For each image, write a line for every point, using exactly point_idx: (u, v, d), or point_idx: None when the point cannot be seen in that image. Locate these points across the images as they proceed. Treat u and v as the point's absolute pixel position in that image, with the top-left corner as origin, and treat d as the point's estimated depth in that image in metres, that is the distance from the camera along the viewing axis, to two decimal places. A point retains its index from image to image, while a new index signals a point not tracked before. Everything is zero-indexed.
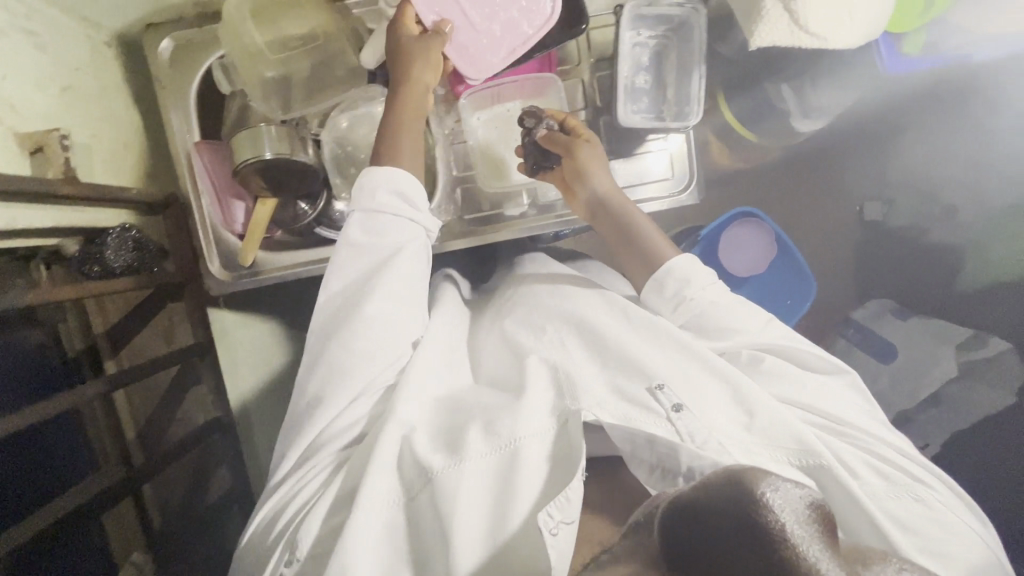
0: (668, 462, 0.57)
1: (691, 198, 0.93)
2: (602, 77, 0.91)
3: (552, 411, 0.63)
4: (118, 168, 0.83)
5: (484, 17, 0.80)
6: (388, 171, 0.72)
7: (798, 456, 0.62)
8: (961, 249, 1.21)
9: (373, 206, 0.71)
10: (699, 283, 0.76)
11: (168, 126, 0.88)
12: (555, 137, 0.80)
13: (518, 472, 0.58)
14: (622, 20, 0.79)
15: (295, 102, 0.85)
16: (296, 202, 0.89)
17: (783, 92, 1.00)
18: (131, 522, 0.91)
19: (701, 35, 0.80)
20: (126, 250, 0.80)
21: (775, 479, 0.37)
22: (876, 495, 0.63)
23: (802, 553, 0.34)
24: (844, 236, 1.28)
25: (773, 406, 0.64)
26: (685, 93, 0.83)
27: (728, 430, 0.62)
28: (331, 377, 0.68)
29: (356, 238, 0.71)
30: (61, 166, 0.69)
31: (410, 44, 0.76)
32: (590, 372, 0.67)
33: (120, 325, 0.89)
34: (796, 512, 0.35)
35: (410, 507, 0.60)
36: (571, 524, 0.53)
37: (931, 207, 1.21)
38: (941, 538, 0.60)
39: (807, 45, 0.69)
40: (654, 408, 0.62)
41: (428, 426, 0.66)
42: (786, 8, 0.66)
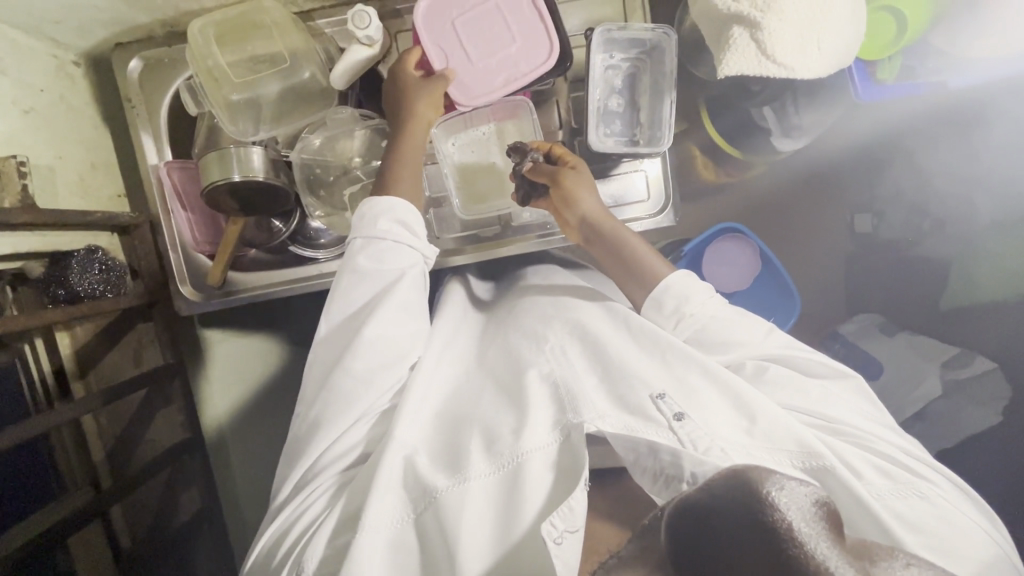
0: (672, 471, 0.56)
1: (668, 219, 0.92)
2: (578, 97, 0.90)
3: (553, 425, 0.62)
4: (82, 189, 0.82)
5: (482, 53, 0.80)
6: (388, 199, 0.72)
7: (802, 459, 0.59)
8: (948, 264, 1.18)
9: (372, 234, 0.71)
10: (698, 298, 0.74)
11: (137, 146, 0.87)
12: (545, 169, 0.80)
13: (523, 483, 0.59)
14: (592, 44, 0.78)
15: (264, 122, 0.84)
16: (270, 219, 0.88)
17: (764, 114, 0.99)
18: (99, 543, 0.84)
19: (672, 58, 0.79)
20: (91, 273, 0.80)
21: (781, 482, 0.50)
22: (881, 495, 0.60)
23: (812, 549, 0.45)
24: (833, 249, 1.27)
25: (776, 412, 0.63)
26: (658, 117, 0.82)
27: (728, 435, 0.60)
28: (330, 403, 0.66)
29: (364, 264, 0.70)
30: (19, 193, 0.68)
31: (414, 83, 0.78)
32: (593, 387, 0.65)
33: (89, 347, 0.86)
34: (801, 508, 0.48)
35: (417, 523, 0.60)
36: (576, 532, 0.54)
37: (920, 220, 1.18)
38: (950, 538, 0.58)
39: (773, 75, 0.67)
40: (654, 417, 0.60)
41: (430, 447, 0.65)
42: (753, 37, 0.65)
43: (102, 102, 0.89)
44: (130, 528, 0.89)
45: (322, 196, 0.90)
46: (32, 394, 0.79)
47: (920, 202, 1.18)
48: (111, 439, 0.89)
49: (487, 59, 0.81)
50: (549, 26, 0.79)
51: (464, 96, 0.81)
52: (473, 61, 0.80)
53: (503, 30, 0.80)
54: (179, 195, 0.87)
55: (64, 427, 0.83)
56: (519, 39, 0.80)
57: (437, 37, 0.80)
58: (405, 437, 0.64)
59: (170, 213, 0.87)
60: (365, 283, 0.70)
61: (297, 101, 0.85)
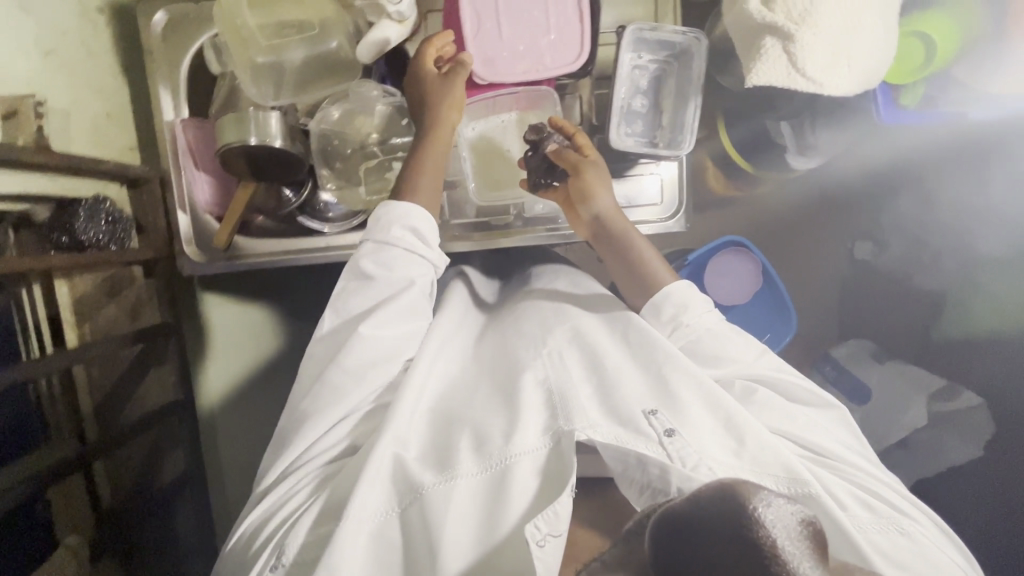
0: (659, 484, 0.58)
1: (679, 225, 0.92)
2: (602, 95, 0.90)
3: (546, 430, 0.63)
4: (96, 137, 0.81)
5: (514, 33, 0.80)
6: (402, 205, 0.71)
7: (787, 484, 0.60)
8: (941, 298, 1.17)
9: (385, 240, 0.70)
10: (696, 310, 0.75)
11: (155, 100, 0.86)
12: (570, 156, 0.79)
13: (509, 486, 0.59)
14: (624, 42, 0.78)
15: (285, 89, 0.84)
16: (281, 188, 0.89)
17: (781, 130, 1.00)
18: (79, 500, 0.82)
19: (701, 63, 0.80)
20: (98, 222, 0.78)
21: (768, 497, 0.42)
22: (860, 527, 0.62)
23: (791, 566, 0.39)
24: (829, 270, 1.28)
25: (766, 435, 0.63)
26: (680, 121, 0.83)
27: (717, 456, 0.61)
28: (322, 396, 0.67)
29: (370, 269, 0.69)
30: (32, 132, 0.67)
31: (433, 83, 0.77)
32: (587, 397, 0.66)
33: (87, 295, 0.85)
34: (786, 527, 0.41)
35: (401, 518, 0.60)
36: (559, 537, 0.55)
37: (919, 255, 1.18)
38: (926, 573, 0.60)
39: (801, 89, 0.67)
40: (645, 431, 0.61)
41: (422, 442, 0.66)
42: (785, 46, 0.65)
43: (123, 52, 0.88)
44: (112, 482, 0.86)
45: (337, 168, 0.90)
46: (21, 339, 0.78)
47: (921, 236, 1.18)
48: (101, 391, 0.87)
49: (517, 40, 0.80)
50: (587, 29, 0.79)
51: (482, 67, 0.81)
52: (503, 40, 0.80)
53: (542, 15, 0.79)
54: (192, 153, 0.86)
55: (53, 376, 0.82)
56: (554, 33, 0.80)
57: (474, 6, 0.79)
58: (399, 427, 0.65)
59: (181, 170, 0.86)
60: (375, 291, 0.69)
61: (322, 71, 0.85)
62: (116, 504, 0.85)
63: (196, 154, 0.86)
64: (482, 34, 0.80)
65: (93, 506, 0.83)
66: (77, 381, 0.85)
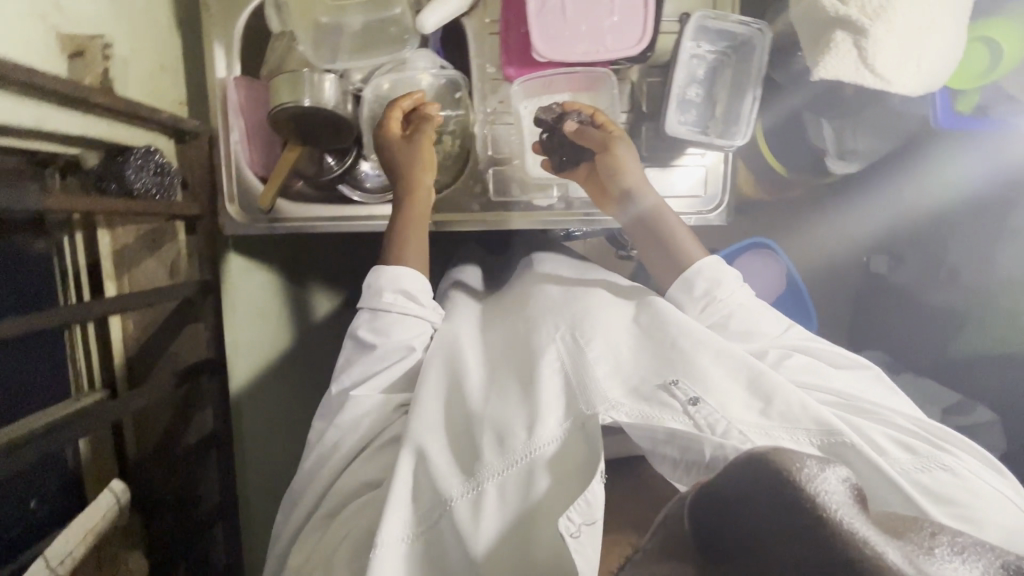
0: (691, 455, 0.57)
1: (720, 218, 0.94)
2: (651, 84, 0.89)
3: (567, 418, 0.61)
4: (151, 87, 0.80)
5: (577, 15, 0.81)
6: (395, 269, 0.76)
7: (820, 437, 0.59)
8: (962, 314, 1.11)
9: (379, 305, 0.75)
10: (729, 285, 0.77)
11: (209, 54, 0.85)
12: (591, 133, 0.81)
13: (536, 481, 0.57)
14: (688, 29, 0.80)
15: (342, 52, 0.84)
16: (324, 155, 0.88)
17: (823, 130, 1.00)
18: (107, 450, 0.85)
19: (762, 56, 0.82)
20: (147, 172, 0.76)
21: (812, 463, 0.35)
22: (903, 471, 0.59)
23: (853, 534, 0.32)
24: (843, 279, 1.34)
25: (792, 391, 0.62)
26: (735, 113, 0.84)
27: (742, 415, 0.60)
28: (330, 457, 0.71)
29: (366, 336, 0.74)
30: (99, 74, 0.69)
31: (396, 149, 0.81)
32: (608, 374, 0.65)
33: (128, 248, 0.84)
34: (838, 495, 0.34)
35: (427, 534, 0.58)
36: (593, 526, 0.52)
37: (935, 271, 1.15)
38: (979, 508, 0.55)
39: (867, 86, 0.70)
40: (670, 403, 0.60)
41: (443, 442, 0.63)
42: (857, 42, 0.67)
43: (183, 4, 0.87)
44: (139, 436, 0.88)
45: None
46: (61, 285, 0.78)
47: (937, 256, 1.15)
48: (133, 347, 0.86)
49: (579, 22, 0.81)
50: (650, 15, 0.80)
51: (543, 43, 0.80)
52: (567, 20, 0.81)
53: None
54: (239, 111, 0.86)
55: (87, 324, 0.82)
56: (616, 16, 0.81)
57: None
58: (420, 433, 0.64)
59: (227, 125, 0.86)
60: (372, 354, 0.73)
61: (378, 39, 0.85)
62: (143, 459, 0.87)
63: (246, 113, 0.86)
64: (547, 10, 0.80)
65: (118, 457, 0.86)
66: (112, 333, 0.84)
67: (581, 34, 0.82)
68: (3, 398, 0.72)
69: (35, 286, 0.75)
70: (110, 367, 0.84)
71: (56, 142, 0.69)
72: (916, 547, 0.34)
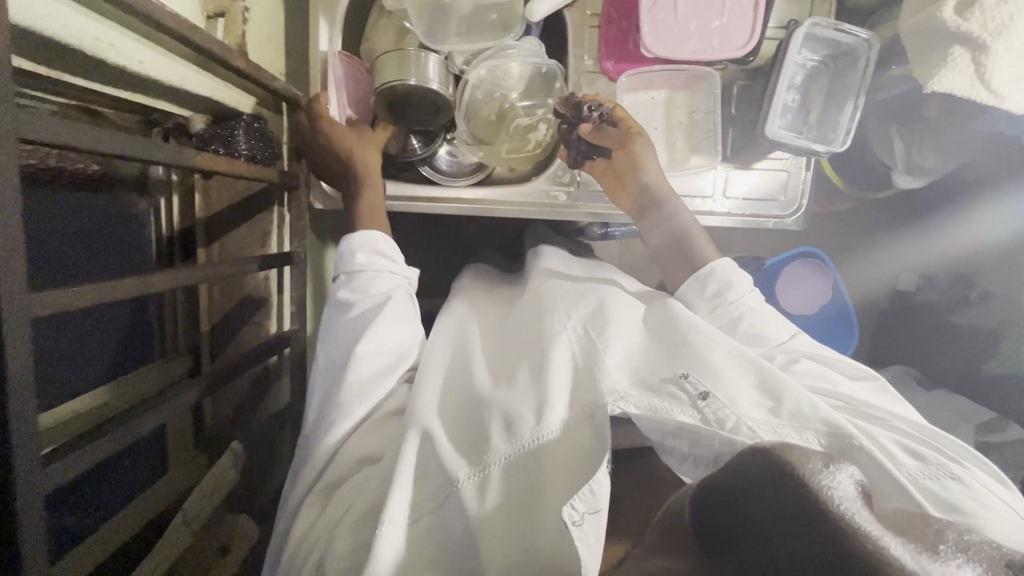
0: (700, 452, 0.50)
1: (795, 223, 0.93)
2: (743, 87, 0.90)
3: (574, 405, 0.54)
4: (263, 56, 0.84)
5: (686, 12, 0.81)
6: (364, 233, 0.72)
7: (827, 438, 0.49)
8: (993, 337, 1.06)
9: (353, 267, 0.71)
10: (741, 288, 0.74)
11: (314, 26, 0.87)
12: (609, 131, 0.80)
13: (542, 469, 0.50)
14: (798, 34, 0.81)
15: (448, 35, 0.86)
16: (410, 136, 0.91)
17: (893, 145, 0.98)
18: (186, 427, 0.90)
19: (866, 66, 0.83)
20: (253, 138, 0.79)
21: (824, 461, 0.31)
22: (912, 478, 0.50)
23: (865, 532, 0.28)
24: (872, 299, 1.34)
25: (804, 391, 0.53)
26: (832, 120, 0.87)
27: (748, 411, 0.51)
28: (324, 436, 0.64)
29: (344, 296, 0.69)
30: (236, 36, 0.73)
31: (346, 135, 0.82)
32: (618, 362, 0.57)
33: (221, 214, 0.88)
34: (850, 494, 0.30)
35: (434, 516, 0.52)
36: (597, 515, 0.46)
37: (965, 291, 1.11)
38: (993, 519, 0.46)
39: (980, 100, 0.70)
40: (677, 395, 0.53)
41: (449, 427, 0.57)
42: (973, 60, 0.68)
43: None
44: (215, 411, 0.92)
45: (489, 122, 0.90)
46: (153, 247, 0.83)
47: (965, 272, 1.12)
48: (218, 314, 0.91)
49: (690, 19, 0.82)
50: (760, 17, 0.81)
51: (652, 39, 0.81)
52: (677, 17, 0.81)
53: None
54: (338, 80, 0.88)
55: (177, 291, 0.87)
56: (727, 18, 0.81)
57: None
58: (426, 416, 0.57)
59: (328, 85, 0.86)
60: (350, 311, 0.68)
61: (481, 25, 0.87)
62: (218, 427, 0.92)
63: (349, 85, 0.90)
64: (659, 8, 0.81)
65: (196, 428, 0.91)
66: (200, 304, 0.90)
67: (688, 31, 0.82)
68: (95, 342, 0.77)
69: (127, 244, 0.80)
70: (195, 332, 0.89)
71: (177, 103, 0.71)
72: (922, 549, 0.30)
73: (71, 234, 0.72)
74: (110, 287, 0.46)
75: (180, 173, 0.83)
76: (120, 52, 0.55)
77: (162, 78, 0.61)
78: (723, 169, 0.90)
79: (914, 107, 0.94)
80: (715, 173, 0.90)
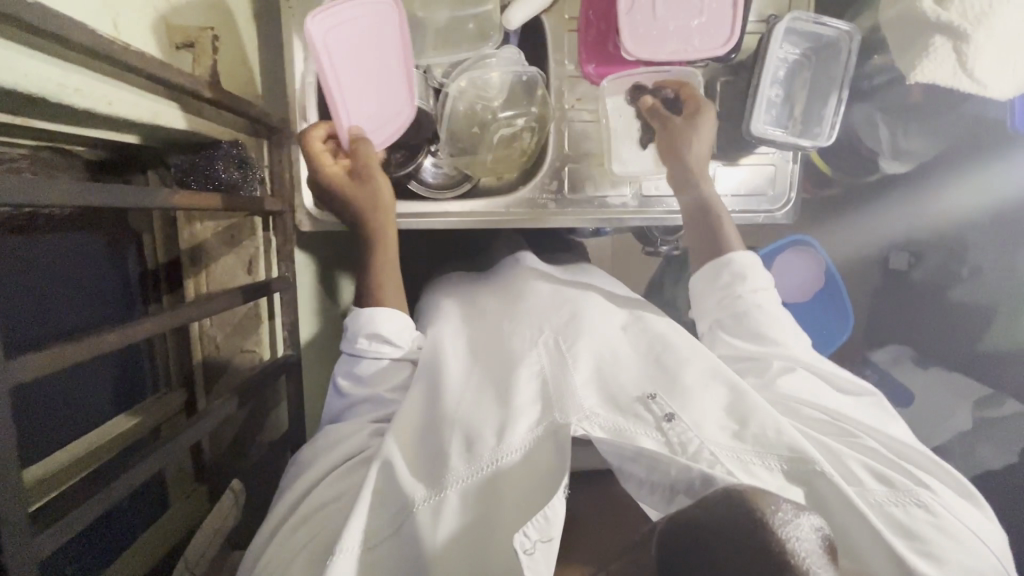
0: (656, 477, 0.50)
1: (787, 218, 0.92)
2: (726, 83, 0.89)
3: (536, 423, 0.54)
4: (239, 81, 0.83)
5: (665, 13, 0.80)
6: (364, 314, 0.71)
7: (791, 464, 0.51)
8: (988, 313, 1.08)
9: (352, 351, 0.71)
10: (753, 283, 0.72)
11: (287, 45, 0.86)
12: (674, 121, 0.85)
13: (500, 496, 0.51)
14: (779, 31, 0.80)
15: (427, 50, 0.86)
16: (392, 152, 0.89)
17: (878, 135, 0.97)
18: (185, 464, 0.90)
19: (849, 58, 0.83)
20: (234, 167, 0.79)
21: (787, 513, 0.32)
22: (876, 504, 0.52)
23: None
24: (862, 279, 1.31)
25: (770, 413, 0.54)
26: (816, 112, 0.86)
27: (712, 435, 0.52)
28: (309, 464, 0.65)
29: (346, 385, 0.70)
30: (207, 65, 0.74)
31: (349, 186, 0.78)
32: (586, 379, 0.57)
33: (209, 243, 0.87)
34: (810, 546, 0.31)
35: (387, 544, 0.50)
36: (548, 543, 0.46)
37: (956, 268, 1.13)
38: (950, 549, 0.49)
39: (963, 89, 0.70)
40: (641, 416, 0.54)
41: (417, 447, 0.57)
42: (955, 48, 0.67)
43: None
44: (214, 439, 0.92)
45: (472, 134, 0.88)
46: (138, 281, 0.84)
47: (957, 249, 1.13)
48: (210, 344, 0.91)
49: (669, 19, 0.80)
50: (738, 13, 0.79)
51: (631, 41, 0.80)
52: (656, 18, 0.80)
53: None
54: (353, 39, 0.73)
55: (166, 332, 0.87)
56: (706, 15, 0.80)
57: None
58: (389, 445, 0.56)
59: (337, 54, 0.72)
60: (364, 407, 0.69)
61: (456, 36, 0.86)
62: (217, 458, 0.92)
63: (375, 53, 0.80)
64: (637, 8, 0.79)
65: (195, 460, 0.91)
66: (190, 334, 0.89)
67: (667, 31, 0.80)
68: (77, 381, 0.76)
69: (112, 286, 0.80)
70: (188, 363, 0.90)
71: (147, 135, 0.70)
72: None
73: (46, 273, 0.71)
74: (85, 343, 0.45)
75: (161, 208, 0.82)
76: (84, 94, 0.54)
77: (130, 115, 0.61)
78: (711, 167, 0.89)
79: (889, 88, 0.91)
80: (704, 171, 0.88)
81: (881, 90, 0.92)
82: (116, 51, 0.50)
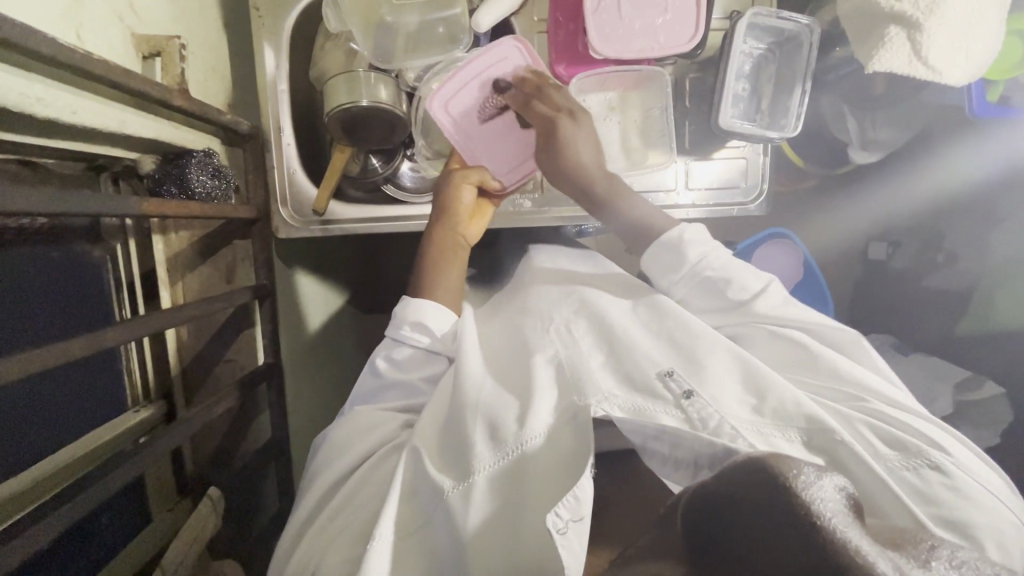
0: (680, 455, 0.50)
1: (759, 210, 0.94)
2: (693, 80, 0.92)
3: (558, 409, 0.55)
4: (208, 91, 0.82)
5: (630, 14, 0.82)
6: (416, 303, 0.72)
7: (811, 434, 0.53)
8: (967, 294, 1.14)
9: (395, 337, 0.71)
10: (700, 249, 0.72)
11: (259, 54, 0.85)
12: (540, 108, 0.82)
13: (530, 480, 0.51)
14: (742, 26, 0.83)
15: (397, 55, 0.84)
16: (369, 156, 0.91)
17: (847, 123, 1.02)
18: (168, 478, 0.88)
19: (810, 51, 0.85)
20: (207, 175, 0.78)
21: (809, 472, 0.32)
22: (891, 469, 0.53)
23: (846, 539, 0.29)
24: (843, 270, 1.37)
25: (786, 387, 0.56)
26: (781, 107, 0.89)
27: (735, 413, 0.54)
28: (314, 471, 0.65)
29: (380, 365, 0.70)
30: (176, 74, 0.70)
31: (437, 205, 0.82)
32: (601, 365, 0.60)
33: (182, 255, 0.88)
34: (834, 503, 0.31)
35: (423, 531, 0.53)
36: (581, 523, 0.46)
37: (934, 255, 1.20)
38: (972, 511, 0.49)
39: (920, 76, 0.73)
40: (661, 395, 0.55)
41: (440, 441, 0.58)
42: (909, 36, 0.71)
43: (231, 10, 0.89)
44: (197, 453, 0.91)
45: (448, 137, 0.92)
46: (113, 297, 0.81)
47: (935, 236, 1.21)
48: (190, 354, 0.90)
49: (634, 18, 0.82)
50: (703, 9, 0.81)
51: (599, 41, 0.82)
52: (622, 16, 0.82)
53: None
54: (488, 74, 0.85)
55: (142, 340, 0.85)
56: (670, 14, 0.82)
57: None
58: (421, 437, 0.58)
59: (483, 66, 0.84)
60: (391, 391, 0.70)
61: (427, 38, 0.85)
62: (203, 471, 0.91)
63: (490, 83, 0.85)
64: (603, 8, 0.81)
65: (177, 475, 0.89)
66: (169, 346, 0.88)
67: (634, 29, 0.82)
68: (54, 401, 0.73)
69: (87, 300, 0.78)
70: (168, 375, 0.88)
71: (120, 145, 0.68)
72: (911, 560, 0.30)
73: (23, 290, 0.69)
74: (26, 356, 0.45)
75: (134, 220, 0.81)
76: (48, 104, 0.53)
77: (98, 125, 0.59)
78: (683, 163, 0.92)
79: (856, 84, 0.97)
80: (678, 165, 0.91)
81: (846, 81, 0.97)
82: (76, 59, 0.49)
